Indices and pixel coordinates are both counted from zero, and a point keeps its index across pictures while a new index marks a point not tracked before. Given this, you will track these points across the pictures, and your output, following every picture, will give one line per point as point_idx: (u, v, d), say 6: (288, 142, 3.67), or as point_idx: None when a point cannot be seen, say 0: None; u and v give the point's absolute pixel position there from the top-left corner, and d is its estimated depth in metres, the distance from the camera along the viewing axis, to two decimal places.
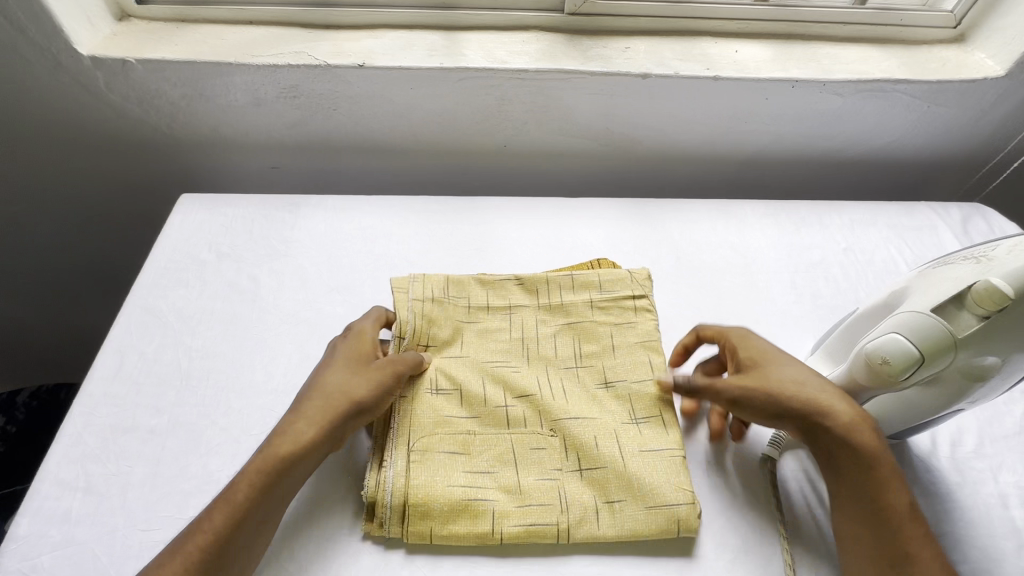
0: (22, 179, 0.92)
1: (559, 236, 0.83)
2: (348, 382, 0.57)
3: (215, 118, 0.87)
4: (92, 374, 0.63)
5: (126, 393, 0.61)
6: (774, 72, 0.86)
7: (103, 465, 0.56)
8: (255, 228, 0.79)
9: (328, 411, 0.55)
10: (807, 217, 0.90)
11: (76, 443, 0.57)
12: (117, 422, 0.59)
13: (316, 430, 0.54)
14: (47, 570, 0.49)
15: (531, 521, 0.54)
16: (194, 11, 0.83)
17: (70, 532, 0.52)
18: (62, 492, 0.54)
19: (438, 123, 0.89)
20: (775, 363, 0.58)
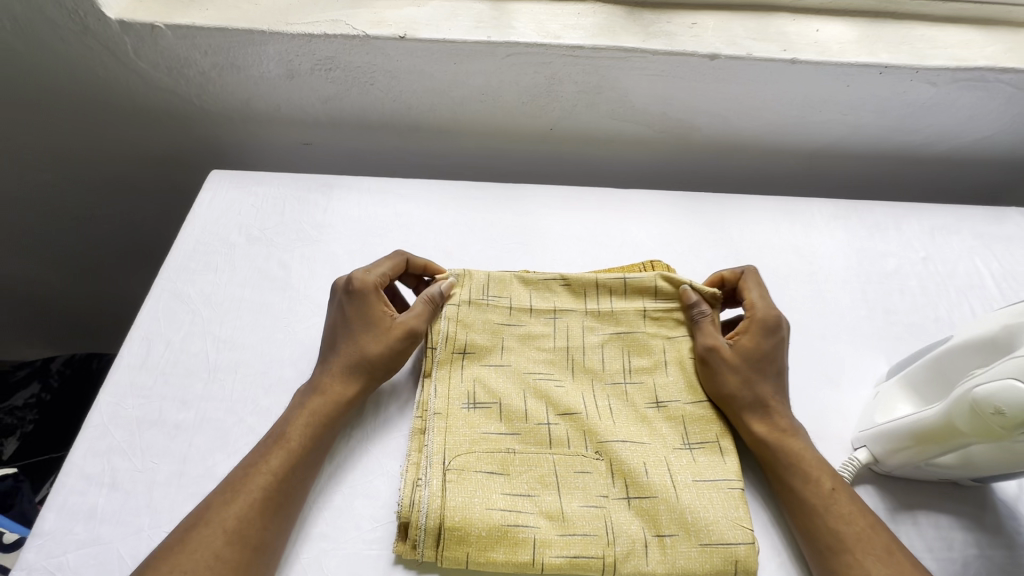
0: (53, 146, 0.90)
1: (607, 231, 0.76)
2: (371, 343, 0.58)
3: (246, 90, 0.82)
4: (119, 362, 0.60)
5: (153, 385, 0.59)
6: (860, 56, 0.76)
7: (129, 460, 0.54)
8: (287, 210, 0.75)
9: (357, 372, 0.57)
10: (882, 220, 0.82)
11: (101, 435, 0.55)
12: (144, 415, 0.57)
13: (350, 389, 0.57)
14: (73, 570, 0.48)
15: (574, 553, 0.50)
16: None
17: (96, 530, 0.50)
18: (88, 487, 0.52)
19: (481, 102, 0.82)
20: (770, 402, 0.57)
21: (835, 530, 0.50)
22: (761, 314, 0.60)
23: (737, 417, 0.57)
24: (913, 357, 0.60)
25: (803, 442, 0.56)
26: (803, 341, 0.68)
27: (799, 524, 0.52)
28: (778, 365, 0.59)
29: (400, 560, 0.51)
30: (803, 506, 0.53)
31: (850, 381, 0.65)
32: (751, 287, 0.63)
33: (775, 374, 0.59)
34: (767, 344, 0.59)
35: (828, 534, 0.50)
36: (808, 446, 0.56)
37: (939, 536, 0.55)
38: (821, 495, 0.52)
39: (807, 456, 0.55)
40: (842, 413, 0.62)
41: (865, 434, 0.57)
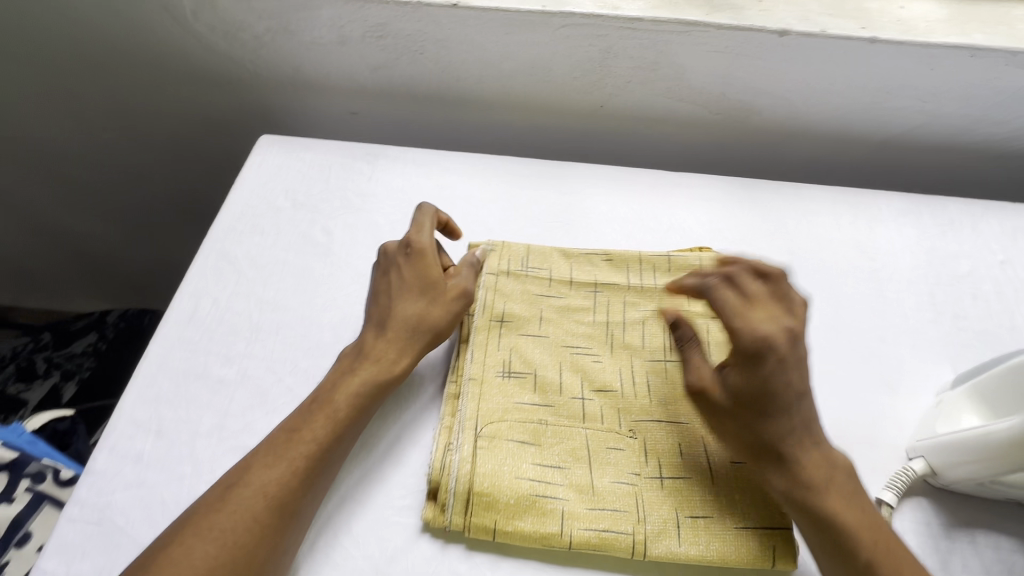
0: (117, 106, 0.94)
1: (654, 215, 0.73)
2: (428, 308, 0.57)
3: (297, 57, 0.82)
4: (168, 316, 0.62)
5: (200, 340, 0.61)
6: (949, 36, 0.69)
7: (175, 410, 0.56)
8: (332, 177, 0.76)
9: (410, 338, 0.56)
10: (957, 218, 0.75)
11: (150, 384, 0.57)
12: (189, 369, 0.59)
13: (402, 356, 0.56)
14: (120, 509, 0.50)
15: (603, 527, 0.49)
16: None
17: (142, 474, 0.52)
18: (136, 432, 0.54)
19: (531, 75, 0.80)
20: (791, 444, 0.47)
21: None
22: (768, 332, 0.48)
23: (755, 460, 0.48)
24: (982, 366, 0.56)
25: (840, 501, 0.46)
26: (860, 341, 0.64)
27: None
28: (792, 399, 0.47)
29: (427, 527, 0.51)
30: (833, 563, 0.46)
31: (909, 387, 0.61)
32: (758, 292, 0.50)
33: (790, 413, 0.47)
34: (763, 379, 0.47)
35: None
36: (848, 500, 0.46)
37: (998, 558, 0.51)
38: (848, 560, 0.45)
39: (836, 517, 0.45)
40: (898, 420, 0.58)
41: (923, 444, 0.54)
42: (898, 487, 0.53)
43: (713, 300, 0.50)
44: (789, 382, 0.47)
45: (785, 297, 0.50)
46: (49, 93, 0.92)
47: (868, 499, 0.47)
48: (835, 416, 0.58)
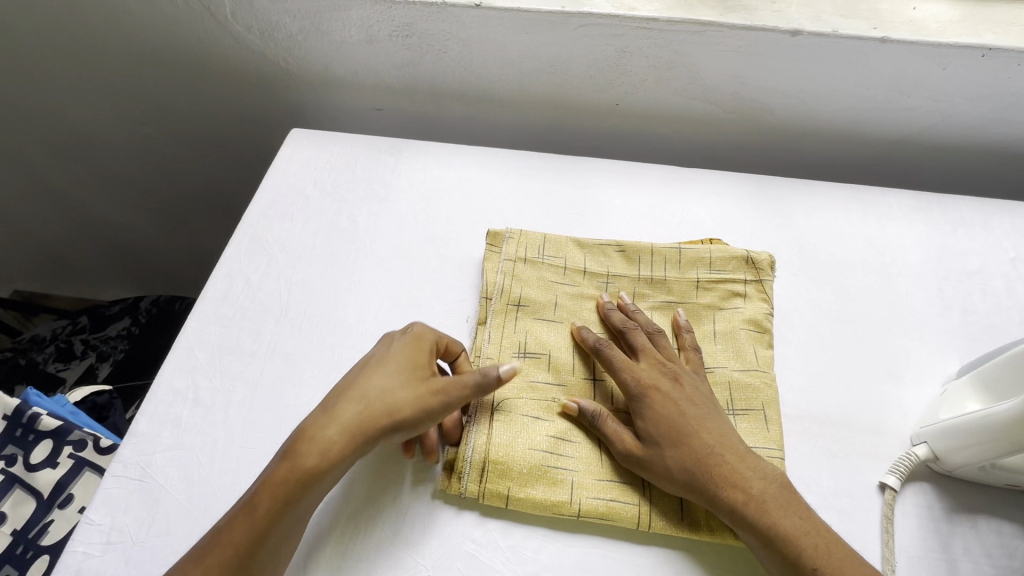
0: (157, 103, 0.99)
1: (666, 209, 0.76)
2: (393, 388, 0.50)
3: (327, 55, 0.87)
4: (205, 294, 0.67)
5: (233, 316, 0.65)
6: (962, 37, 0.71)
7: (210, 380, 0.60)
8: (358, 168, 0.80)
9: (357, 416, 0.49)
10: (969, 216, 0.76)
11: (188, 355, 0.61)
12: (223, 343, 0.63)
13: (342, 437, 0.49)
14: (160, 468, 0.54)
15: (610, 497, 0.52)
16: None
17: (180, 437, 0.56)
18: (175, 399, 0.58)
19: (549, 73, 0.83)
20: (719, 469, 0.50)
21: None
22: (649, 375, 0.55)
23: (696, 493, 0.50)
24: (987, 357, 0.57)
25: (775, 509, 0.48)
26: (867, 333, 0.65)
27: None
28: (697, 425, 0.52)
29: (443, 495, 0.54)
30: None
31: (915, 377, 0.62)
32: (640, 341, 0.58)
33: (700, 437, 0.51)
34: (664, 414, 0.52)
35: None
36: (786, 512, 0.48)
37: (1000, 543, 0.52)
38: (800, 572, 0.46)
39: (776, 530, 0.47)
40: (902, 408, 0.59)
41: (927, 430, 0.55)
42: (901, 470, 0.54)
43: (605, 356, 0.56)
44: (685, 411, 0.53)
45: (667, 346, 0.58)
46: (95, 89, 0.98)
47: (805, 505, 0.49)
48: (840, 402, 0.60)
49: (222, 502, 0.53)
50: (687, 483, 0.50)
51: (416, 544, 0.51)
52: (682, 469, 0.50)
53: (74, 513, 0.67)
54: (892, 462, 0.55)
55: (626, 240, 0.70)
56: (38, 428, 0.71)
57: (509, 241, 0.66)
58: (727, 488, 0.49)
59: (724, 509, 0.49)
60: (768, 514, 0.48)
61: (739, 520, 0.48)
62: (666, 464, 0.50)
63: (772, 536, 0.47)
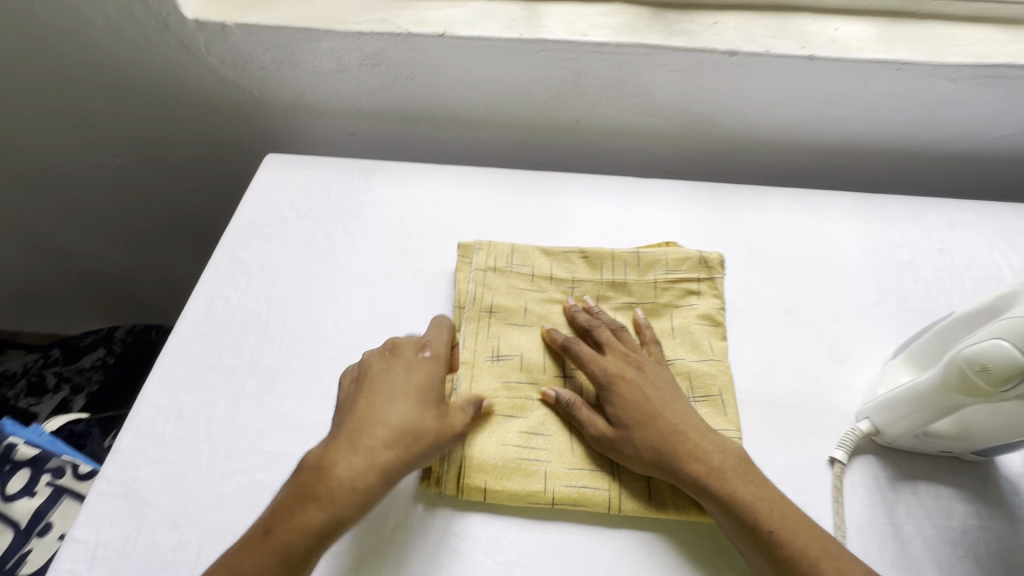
0: (131, 133, 1.01)
1: (626, 217, 0.81)
2: (417, 419, 0.53)
3: (300, 84, 0.91)
4: (185, 314, 0.68)
5: (214, 334, 0.67)
6: (879, 53, 0.79)
7: (192, 396, 0.61)
8: (333, 190, 0.83)
9: (384, 451, 0.51)
10: (900, 213, 0.83)
11: (170, 374, 0.63)
12: (205, 360, 0.64)
13: (370, 473, 0.50)
14: (144, 482, 0.55)
15: (582, 484, 0.55)
16: None
17: (163, 452, 0.57)
18: (158, 416, 0.60)
19: (512, 96, 0.89)
20: (681, 446, 0.54)
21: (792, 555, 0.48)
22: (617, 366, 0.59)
23: (664, 471, 0.54)
24: (919, 335, 0.63)
25: (734, 479, 0.52)
26: (813, 322, 0.71)
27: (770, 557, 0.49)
28: (661, 408, 0.57)
29: (424, 494, 0.56)
30: (764, 541, 0.49)
31: (857, 360, 0.67)
32: (607, 337, 0.62)
33: (665, 418, 0.56)
34: (631, 400, 0.57)
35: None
36: (745, 480, 0.52)
37: (938, 505, 0.57)
38: (764, 537, 0.49)
39: (735, 496, 0.51)
40: (847, 389, 0.65)
41: (868, 406, 0.60)
42: (847, 445, 0.59)
43: (575, 353, 0.61)
44: (651, 397, 0.57)
45: (631, 340, 0.63)
46: (67, 123, 0.99)
47: (762, 477, 0.53)
48: (791, 386, 0.65)
49: (207, 514, 0.54)
50: (657, 463, 0.54)
51: (399, 542, 0.53)
52: (650, 449, 0.54)
53: (53, 541, 0.67)
54: (839, 438, 0.60)
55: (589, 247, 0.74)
56: (14, 458, 0.70)
57: (479, 252, 0.71)
58: (693, 463, 0.53)
59: (692, 483, 0.53)
60: (729, 484, 0.52)
61: (705, 492, 0.52)
62: (637, 445, 0.55)
63: (736, 503, 0.51)
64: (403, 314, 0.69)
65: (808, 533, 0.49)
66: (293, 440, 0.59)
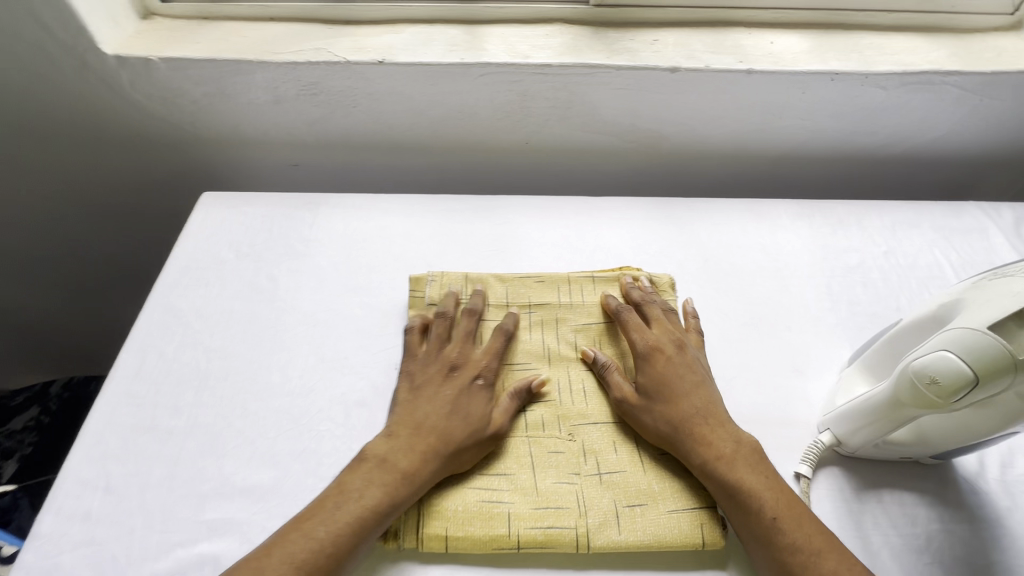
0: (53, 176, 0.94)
1: (582, 238, 0.80)
2: (446, 414, 0.57)
3: (236, 117, 0.87)
4: (113, 373, 0.63)
5: (146, 393, 0.62)
6: (813, 64, 0.81)
7: (123, 465, 0.56)
8: (275, 227, 0.79)
9: (415, 444, 0.55)
10: (845, 217, 0.85)
11: (97, 442, 0.58)
12: (137, 423, 0.59)
13: (405, 465, 0.53)
14: (68, 569, 0.50)
15: (548, 524, 0.53)
16: (217, 9, 0.83)
17: (90, 532, 0.52)
18: (83, 491, 0.54)
19: (458, 120, 0.87)
20: (701, 426, 0.56)
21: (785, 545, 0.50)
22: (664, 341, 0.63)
23: (682, 450, 0.56)
24: (871, 341, 0.63)
25: (743, 466, 0.54)
26: (770, 333, 0.71)
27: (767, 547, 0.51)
28: (690, 390, 0.59)
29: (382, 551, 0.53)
30: (762, 530, 0.51)
31: (815, 368, 0.68)
32: (655, 313, 0.65)
33: (690, 399, 0.58)
34: (664, 380, 0.59)
35: (794, 567, 0.49)
36: (752, 468, 0.54)
37: (903, 512, 0.57)
38: (764, 524, 0.51)
39: (742, 483, 0.53)
40: (807, 399, 0.65)
41: (828, 418, 0.60)
42: (810, 458, 0.59)
43: (624, 322, 0.64)
44: (684, 376, 0.60)
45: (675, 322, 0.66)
46: None
47: (772, 468, 0.55)
48: (753, 401, 0.64)
49: None
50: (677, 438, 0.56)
51: None
52: (671, 425, 0.57)
53: None
54: (803, 453, 0.60)
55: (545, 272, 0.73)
56: None
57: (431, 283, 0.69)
58: (710, 444, 0.55)
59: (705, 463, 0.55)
60: (738, 471, 0.54)
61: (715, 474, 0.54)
62: (661, 419, 0.57)
63: (744, 489, 0.53)
64: (354, 355, 0.66)
65: (801, 526, 0.51)
66: (237, 505, 0.55)
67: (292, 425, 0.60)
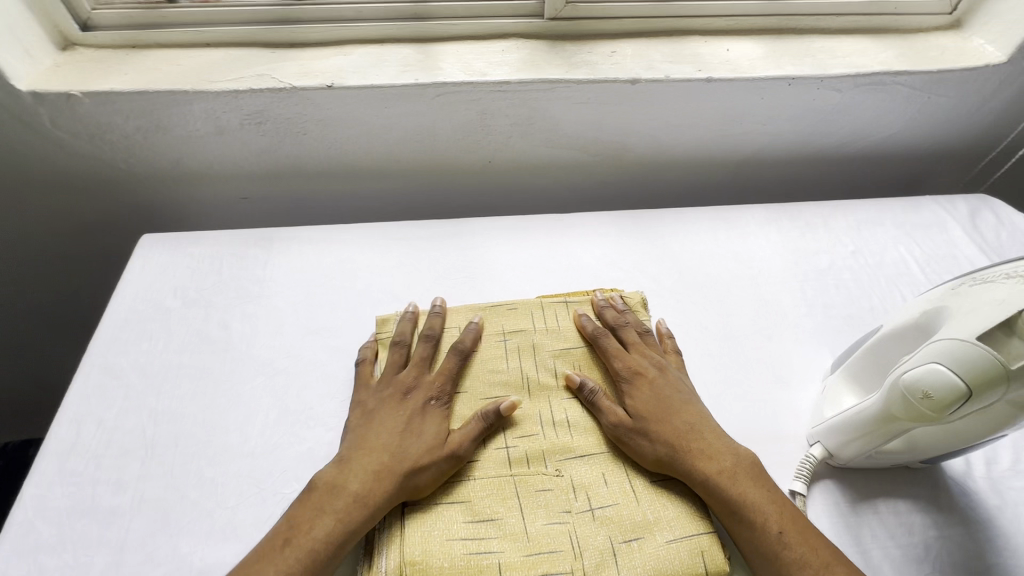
0: None
1: (557, 258, 0.77)
2: (399, 435, 0.55)
3: (174, 151, 0.81)
4: (45, 450, 0.56)
5: (85, 469, 0.55)
6: (770, 70, 0.81)
7: (58, 557, 0.50)
8: (224, 268, 0.73)
9: (367, 469, 0.52)
10: (812, 220, 0.85)
11: (26, 533, 0.51)
12: (74, 505, 0.53)
13: (356, 493, 0.51)
14: None
15: (542, 572, 0.48)
16: (145, 36, 0.77)
17: None
18: None
19: (416, 141, 0.83)
20: (696, 444, 0.54)
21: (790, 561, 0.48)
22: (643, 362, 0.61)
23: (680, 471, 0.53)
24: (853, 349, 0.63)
25: (744, 481, 0.52)
26: (751, 344, 0.69)
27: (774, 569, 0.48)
28: (680, 407, 0.57)
29: None
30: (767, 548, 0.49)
31: (799, 377, 0.67)
32: (631, 335, 0.63)
33: (682, 417, 0.56)
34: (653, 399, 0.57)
35: None
36: (754, 483, 0.52)
37: (900, 521, 0.56)
38: (769, 541, 0.49)
39: (745, 498, 0.51)
40: (794, 410, 0.63)
41: (818, 430, 0.59)
42: (805, 474, 0.57)
43: (603, 345, 0.62)
44: (671, 394, 0.58)
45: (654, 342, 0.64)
46: None
47: (773, 482, 0.53)
48: (742, 418, 0.62)
49: None
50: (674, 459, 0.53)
51: None
52: (667, 446, 0.54)
53: None
54: (798, 466, 0.58)
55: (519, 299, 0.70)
56: None
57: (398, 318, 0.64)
58: (708, 459, 0.53)
59: (706, 481, 0.52)
60: (739, 486, 0.52)
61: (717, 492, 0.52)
62: (655, 440, 0.54)
63: (746, 505, 0.51)
64: (320, 405, 0.61)
65: (805, 540, 0.49)
66: None
67: (254, 491, 0.54)
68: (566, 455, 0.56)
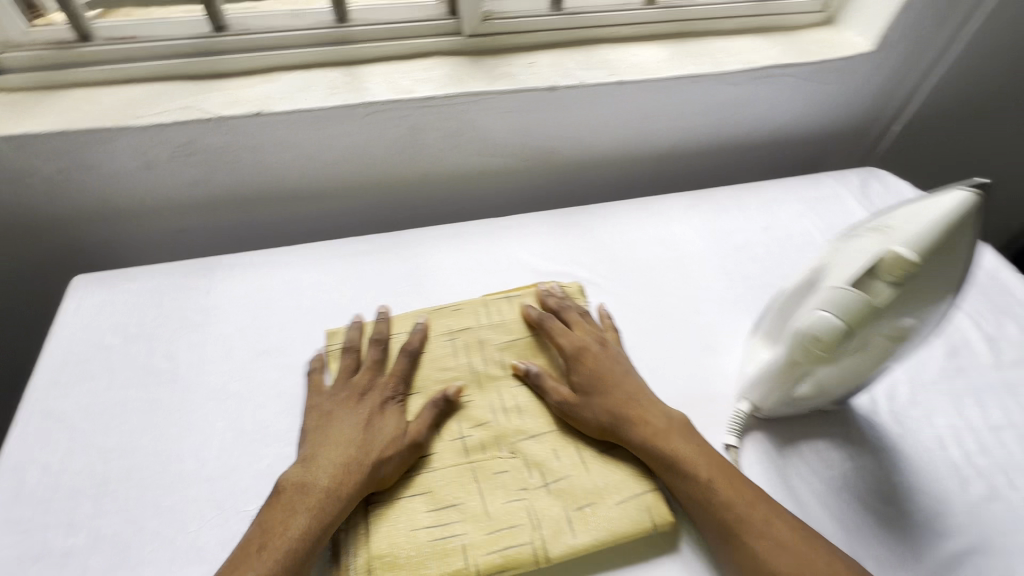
0: None
1: (496, 258, 0.81)
2: (364, 430, 0.57)
3: (101, 189, 0.80)
4: None
5: (31, 516, 0.54)
6: (673, 71, 0.89)
7: None
8: (166, 300, 0.73)
9: (336, 463, 0.54)
10: (727, 202, 0.94)
11: None
12: (23, 552, 0.52)
13: (327, 487, 0.52)
14: None
15: (504, 546, 0.51)
16: (63, 75, 0.76)
17: None
18: None
19: (352, 160, 0.86)
20: (633, 410, 0.59)
21: (721, 503, 0.53)
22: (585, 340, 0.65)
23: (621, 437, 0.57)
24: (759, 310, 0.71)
25: (676, 438, 0.57)
26: (682, 319, 0.76)
27: (710, 513, 0.53)
28: (618, 379, 0.62)
29: None
30: (700, 495, 0.54)
31: (725, 344, 0.73)
32: (573, 316, 0.68)
33: (621, 387, 0.61)
34: (593, 374, 0.62)
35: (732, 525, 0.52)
36: (685, 438, 0.57)
37: (821, 459, 0.63)
38: (701, 487, 0.54)
39: (678, 453, 0.56)
40: (724, 374, 0.70)
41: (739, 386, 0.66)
42: (736, 428, 0.63)
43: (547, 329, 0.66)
44: (611, 368, 0.62)
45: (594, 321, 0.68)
46: None
47: (702, 438, 0.58)
48: (678, 385, 0.68)
49: None
50: (614, 427, 0.58)
51: None
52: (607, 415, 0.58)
53: None
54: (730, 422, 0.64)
55: (462, 301, 0.73)
56: None
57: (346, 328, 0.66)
58: (644, 422, 0.58)
59: (642, 444, 0.57)
60: (673, 443, 0.56)
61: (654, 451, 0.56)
62: (597, 412, 0.59)
63: (680, 459, 0.55)
64: (276, 422, 0.62)
65: (731, 482, 0.55)
66: None
67: (215, 512, 0.55)
68: (518, 435, 0.59)
